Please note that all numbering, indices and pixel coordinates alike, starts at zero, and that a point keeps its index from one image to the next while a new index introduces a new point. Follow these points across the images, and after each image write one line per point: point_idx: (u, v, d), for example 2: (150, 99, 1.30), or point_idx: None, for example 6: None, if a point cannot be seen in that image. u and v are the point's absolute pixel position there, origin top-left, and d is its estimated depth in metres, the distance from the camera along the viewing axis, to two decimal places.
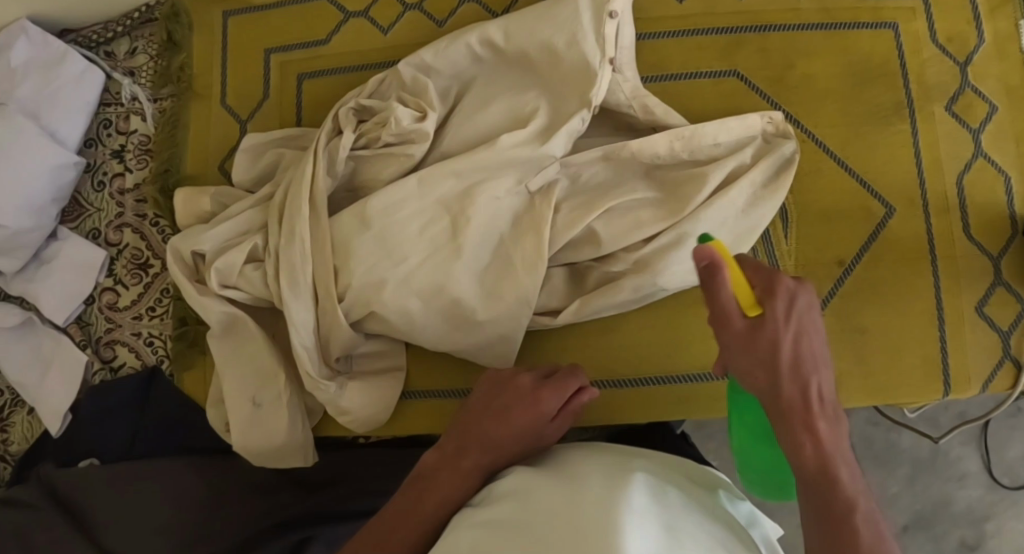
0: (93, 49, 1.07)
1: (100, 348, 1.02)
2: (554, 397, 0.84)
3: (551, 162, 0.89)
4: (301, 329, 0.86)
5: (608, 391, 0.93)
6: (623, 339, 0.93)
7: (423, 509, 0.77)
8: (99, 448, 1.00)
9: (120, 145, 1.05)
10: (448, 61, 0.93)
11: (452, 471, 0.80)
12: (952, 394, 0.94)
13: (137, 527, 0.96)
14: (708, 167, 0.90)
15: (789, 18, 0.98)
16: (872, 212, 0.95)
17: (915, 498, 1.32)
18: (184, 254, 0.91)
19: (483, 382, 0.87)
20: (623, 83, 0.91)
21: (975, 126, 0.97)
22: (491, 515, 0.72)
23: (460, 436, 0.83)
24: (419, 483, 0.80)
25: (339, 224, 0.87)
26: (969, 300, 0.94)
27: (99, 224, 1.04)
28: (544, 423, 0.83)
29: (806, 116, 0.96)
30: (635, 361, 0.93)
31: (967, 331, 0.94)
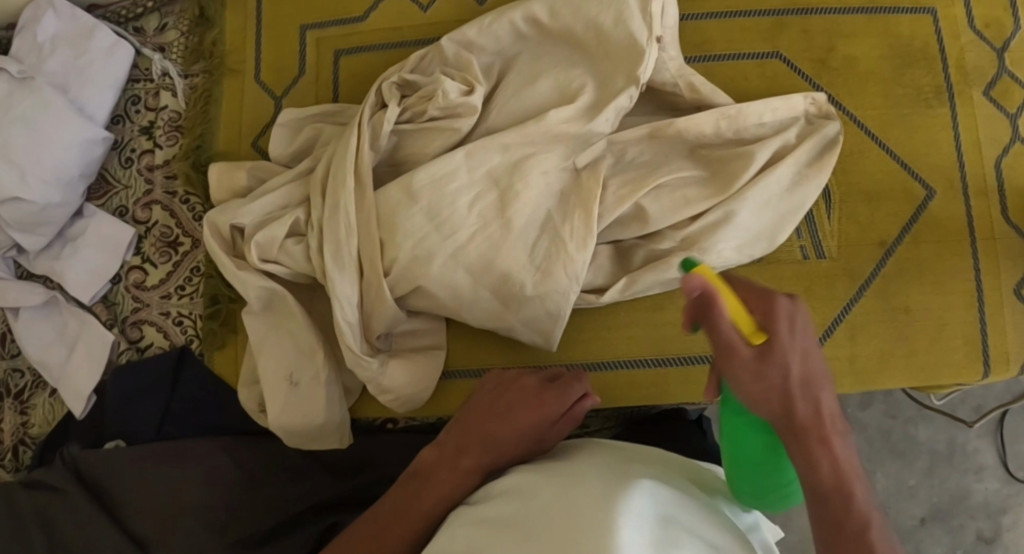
0: (121, 25, 1.05)
1: (126, 327, 1.00)
2: (555, 403, 0.82)
3: (598, 140, 0.88)
4: (345, 304, 0.85)
5: (653, 371, 0.92)
6: (667, 317, 0.92)
7: (416, 510, 0.77)
8: (126, 430, 0.97)
9: (149, 122, 1.02)
10: (492, 38, 0.92)
11: (449, 471, 0.79)
12: (991, 376, 0.94)
13: (167, 509, 0.93)
14: (754, 146, 0.89)
15: (830, 2, 0.98)
16: (912, 194, 0.95)
17: (932, 490, 1.31)
18: (222, 228, 0.89)
19: (485, 385, 0.86)
20: (668, 61, 0.91)
21: (1011, 111, 0.98)
22: (485, 516, 0.71)
23: (461, 437, 0.81)
24: (417, 482, 0.79)
25: (385, 197, 0.86)
26: (1008, 283, 0.95)
27: (127, 201, 1.02)
28: (543, 427, 0.81)
29: (846, 98, 0.96)
30: (679, 340, 0.92)
31: (1007, 314, 0.94)
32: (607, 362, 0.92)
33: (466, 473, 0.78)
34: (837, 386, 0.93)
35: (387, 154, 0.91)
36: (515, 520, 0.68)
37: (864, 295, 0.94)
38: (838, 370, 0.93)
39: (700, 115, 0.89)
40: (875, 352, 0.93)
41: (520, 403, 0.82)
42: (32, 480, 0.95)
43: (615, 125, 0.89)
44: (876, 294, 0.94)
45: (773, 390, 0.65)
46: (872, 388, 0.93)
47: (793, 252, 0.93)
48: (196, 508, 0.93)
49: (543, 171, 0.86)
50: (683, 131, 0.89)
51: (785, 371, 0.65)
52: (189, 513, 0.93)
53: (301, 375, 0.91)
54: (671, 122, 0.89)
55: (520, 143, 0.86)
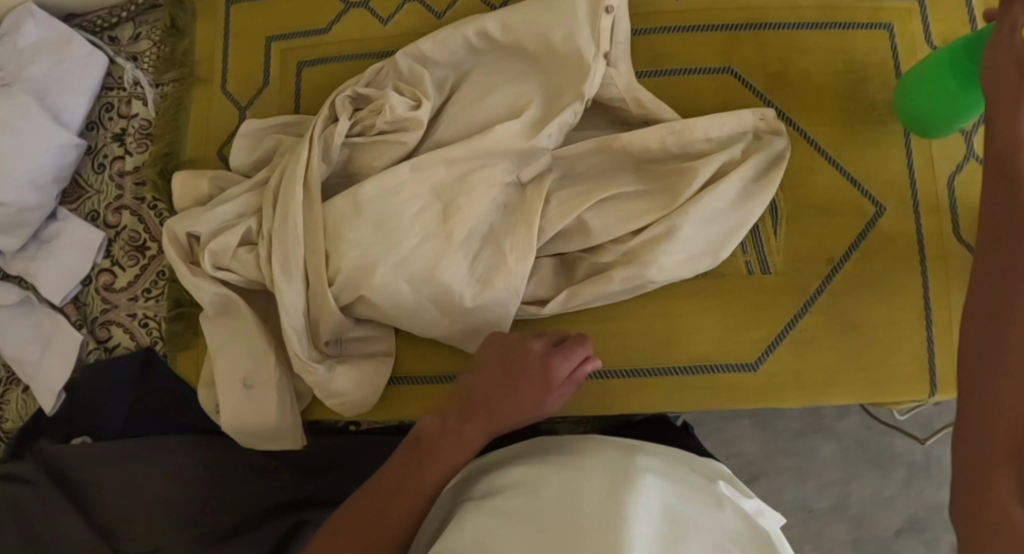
0: (97, 34, 1.09)
1: (95, 328, 1.04)
2: (559, 367, 0.82)
3: (543, 154, 0.90)
4: (291, 312, 0.88)
5: (597, 383, 0.93)
6: (611, 329, 0.93)
7: (416, 486, 0.78)
8: (92, 427, 1.01)
9: (121, 129, 1.06)
10: (446, 51, 0.93)
11: (450, 448, 0.79)
12: (939, 394, 0.94)
13: (128, 503, 0.97)
14: (698, 162, 0.90)
15: (786, 17, 0.98)
16: (862, 210, 0.95)
17: (909, 501, 1.34)
18: (178, 236, 0.92)
19: (490, 345, 0.85)
20: (617, 75, 0.92)
21: (967, 128, 0.98)
22: (496, 504, 0.72)
23: (464, 407, 0.82)
24: (419, 453, 0.80)
25: (333, 209, 0.88)
26: (959, 301, 0.94)
27: (99, 206, 1.05)
28: (544, 396, 0.81)
29: (798, 115, 0.97)
30: (622, 352, 0.93)
31: (957, 333, 0.94)
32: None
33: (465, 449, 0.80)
34: (785, 401, 0.93)
35: (341, 165, 0.93)
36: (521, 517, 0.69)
37: (810, 310, 0.94)
38: (786, 385, 0.93)
39: (645, 133, 0.90)
40: (823, 367, 0.93)
41: (523, 372, 0.82)
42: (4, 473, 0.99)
43: (560, 140, 0.91)
44: (822, 309, 0.94)
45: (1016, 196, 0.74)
46: (819, 403, 0.93)
47: (737, 268, 0.93)
48: (163, 503, 0.98)
49: (488, 184, 0.88)
50: (628, 146, 0.90)
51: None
52: (156, 508, 0.97)
53: (253, 378, 0.93)
54: (617, 138, 0.90)
55: (465, 158, 0.88)
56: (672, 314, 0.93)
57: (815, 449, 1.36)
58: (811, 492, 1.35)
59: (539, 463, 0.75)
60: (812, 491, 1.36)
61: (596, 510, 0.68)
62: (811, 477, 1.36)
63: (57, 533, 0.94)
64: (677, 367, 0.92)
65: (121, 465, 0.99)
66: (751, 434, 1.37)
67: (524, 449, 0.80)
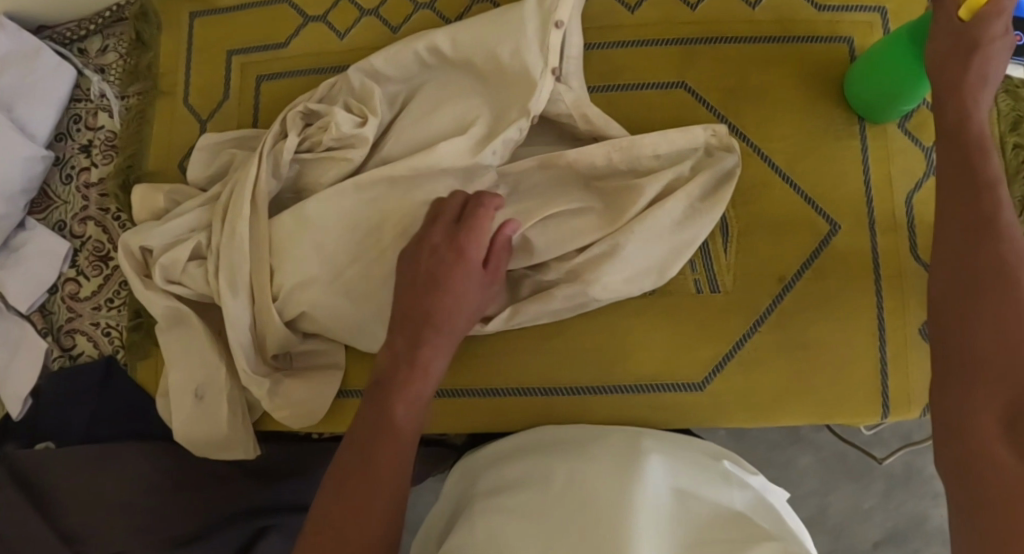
0: (66, 46, 1.10)
1: (60, 336, 1.06)
2: (480, 243, 0.84)
3: (487, 171, 0.90)
4: (236, 326, 0.89)
5: (543, 400, 0.94)
6: (557, 347, 0.94)
7: (392, 428, 0.77)
8: (56, 433, 1.03)
9: (87, 141, 1.08)
10: (397, 66, 0.93)
11: (414, 382, 0.80)
12: (892, 416, 0.93)
13: (88, 508, 0.99)
14: (644, 180, 0.89)
15: (743, 30, 0.97)
16: (815, 227, 0.94)
17: (889, 515, 1.32)
18: (133, 249, 0.94)
19: (405, 251, 0.85)
20: (566, 92, 0.91)
21: (927, 144, 0.96)
22: (509, 504, 0.80)
23: (410, 324, 0.82)
24: (381, 394, 0.80)
25: (279, 225, 0.89)
26: (914, 321, 0.93)
27: (65, 216, 1.07)
28: (475, 275, 0.84)
29: (753, 131, 0.95)
30: (568, 370, 0.93)
31: (911, 353, 0.93)
32: (498, 388, 0.94)
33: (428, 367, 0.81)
34: (733, 420, 0.93)
35: (293, 180, 0.94)
36: (527, 507, 0.79)
37: (760, 329, 0.93)
38: (735, 403, 0.93)
39: (591, 150, 0.90)
40: (773, 386, 0.92)
41: (449, 265, 0.83)
42: None
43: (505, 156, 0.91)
44: (772, 329, 0.93)
45: (971, 219, 0.73)
46: (767, 423, 0.93)
47: (685, 285, 0.93)
48: (123, 506, 0.99)
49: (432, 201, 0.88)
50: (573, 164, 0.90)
51: (984, 171, 0.75)
52: (117, 510, 0.99)
53: (204, 386, 0.95)
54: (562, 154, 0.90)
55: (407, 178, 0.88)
56: (619, 333, 0.93)
57: (794, 460, 1.34)
58: None
59: (546, 465, 0.83)
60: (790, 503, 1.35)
61: (606, 487, 0.78)
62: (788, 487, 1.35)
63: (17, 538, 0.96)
64: (623, 385, 0.93)
65: (81, 470, 1.00)
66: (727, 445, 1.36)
67: (534, 441, 0.90)
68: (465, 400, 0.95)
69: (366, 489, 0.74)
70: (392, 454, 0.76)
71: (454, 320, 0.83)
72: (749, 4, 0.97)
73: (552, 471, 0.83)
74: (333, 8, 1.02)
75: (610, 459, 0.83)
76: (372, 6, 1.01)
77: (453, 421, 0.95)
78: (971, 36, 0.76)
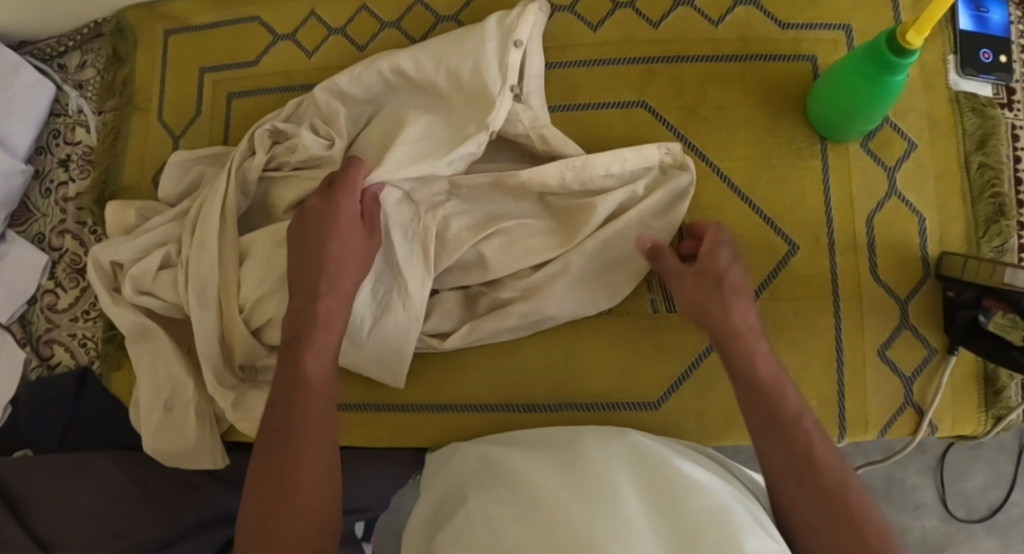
0: (47, 62, 1.12)
1: (39, 346, 1.09)
2: (346, 193, 0.86)
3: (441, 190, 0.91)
4: (202, 342, 0.92)
5: (500, 416, 0.95)
6: (512, 365, 0.95)
7: (313, 399, 0.80)
8: (33, 441, 1.06)
9: (65, 155, 1.10)
10: (361, 85, 0.94)
11: (319, 341, 0.82)
12: (848, 437, 0.93)
13: (64, 514, 1.01)
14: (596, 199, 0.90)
15: (705, 49, 0.97)
16: (773, 248, 0.94)
17: None
18: (103, 263, 0.96)
19: (290, 222, 0.89)
20: (524, 112, 0.92)
21: (891, 164, 0.95)
22: (492, 502, 0.77)
23: (301, 289, 0.84)
24: (290, 355, 0.82)
25: (246, 244, 0.92)
26: (872, 342, 0.93)
27: (44, 229, 1.10)
28: (352, 220, 0.86)
29: (713, 149, 0.96)
30: (524, 387, 0.95)
31: (868, 374, 0.93)
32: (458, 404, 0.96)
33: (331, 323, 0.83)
34: (689, 440, 0.94)
35: (258, 199, 0.97)
36: (527, 494, 0.77)
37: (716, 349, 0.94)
38: (691, 422, 0.94)
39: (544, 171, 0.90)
40: (728, 405, 0.93)
41: (323, 220, 0.86)
42: None
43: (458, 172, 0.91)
44: None
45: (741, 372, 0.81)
46: (722, 442, 0.94)
47: (642, 304, 0.94)
48: (93, 515, 1.01)
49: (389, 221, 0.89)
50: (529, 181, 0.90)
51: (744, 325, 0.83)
52: (86, 520, 1.01)
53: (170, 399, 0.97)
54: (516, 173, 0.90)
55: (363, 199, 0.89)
56: (575, 351, 0.94)
57: None
58: None
59: (537, 463, 0.81)
60: None
61: (617, 482, 0.77)
62: None
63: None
64: (579, 403, 0.94)
65: (54, 478, 1.03)
66: None
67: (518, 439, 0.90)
68: (425, 416, 0.96)
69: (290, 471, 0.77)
70: (320, 427, 0.79)
71: (341, 266, 0.85)
72: (713, 22, 0.98)
73: (552, 463, 0.81)
74: (303, 26, 1.03)
75: (612, 455, 0.81)
76: (341, 24, 1.03)
77: (412, 436, 0.97)
78: (706, 270, 0.86)
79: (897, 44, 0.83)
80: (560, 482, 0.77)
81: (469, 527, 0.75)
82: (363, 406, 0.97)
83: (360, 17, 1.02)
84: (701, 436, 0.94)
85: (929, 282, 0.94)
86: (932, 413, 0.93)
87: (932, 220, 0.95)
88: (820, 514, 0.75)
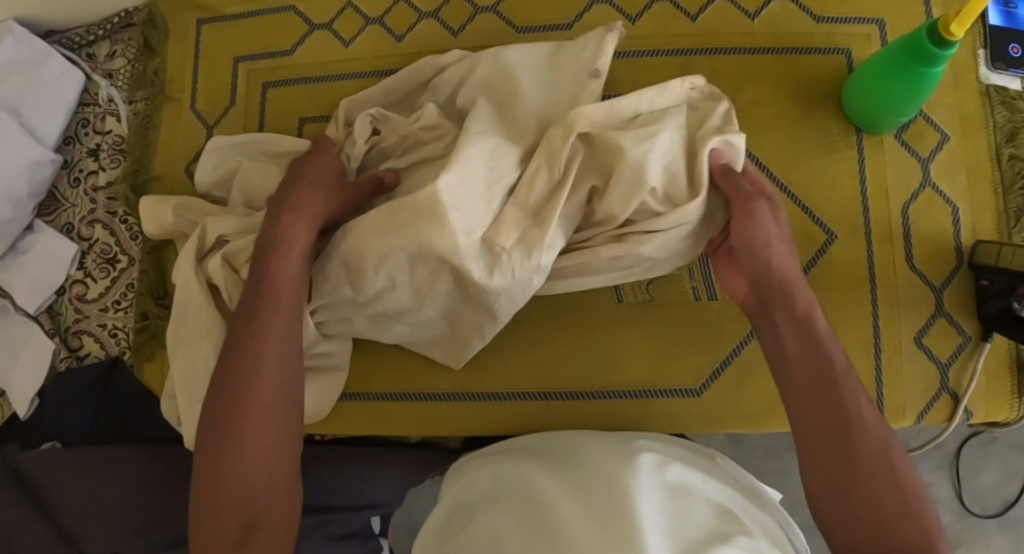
0: (76, 51, 1.12)
1: (67, 336, 1.08)
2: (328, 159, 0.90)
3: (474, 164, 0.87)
4: None
5: (541, 403, 0.96)
6: (551, 353, 0.96)
7: (265, 363, 0.81)
8: (61, 433, 1.05)
9: (95, 145, 1.09)
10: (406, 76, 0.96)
11: (274, 303, 0.83)
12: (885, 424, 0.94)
13: (91, 506, 1.00)
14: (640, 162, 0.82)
15: (741, 42, 0.98)
16: (810, 237, 0.95)
17: None
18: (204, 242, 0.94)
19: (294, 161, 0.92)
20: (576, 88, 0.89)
21: (924, 155, 0.97)
22: (503, 512, 0.81)
23: (266, 228, 0.85)
24: (248, 318, 0.82)
25: None
26: (908, 330, 0.95)
27: (73, 219, 1.09)
28: (326, 170, 0.89)
29: (751, 140, 0.96)
30: (564, 374, 0.95)
31: (904, 362, 0.95)
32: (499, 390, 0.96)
33: (285, 286, 0.83)
34: (729, 429, 0.94)
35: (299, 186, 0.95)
36: (536, 505, 0.80)
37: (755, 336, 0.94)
38: (731, 411, 0.94)
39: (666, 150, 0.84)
40: (767, 393, 0.94)
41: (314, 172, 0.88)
42: None
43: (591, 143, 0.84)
44: None
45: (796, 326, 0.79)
46: (760, 430, 0.95)
47: (683, 293, 0.94)
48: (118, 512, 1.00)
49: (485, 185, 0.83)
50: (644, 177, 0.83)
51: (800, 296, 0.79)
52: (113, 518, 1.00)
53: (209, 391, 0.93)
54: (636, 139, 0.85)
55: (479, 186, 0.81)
56: (613, 338, 0.95)
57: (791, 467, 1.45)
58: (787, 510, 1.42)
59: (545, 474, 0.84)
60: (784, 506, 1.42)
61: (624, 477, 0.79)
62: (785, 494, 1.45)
63: (23, 536, 0.98)
64: (620, 390, 0.94)
65: (81, 470, 1.02)
66: (725, 449, 1.45)
67: (526, 445, 0.92)
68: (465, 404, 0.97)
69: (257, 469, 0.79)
70: (268, 396, 0.81)
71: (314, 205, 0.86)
72: (748, 15, 0.99)
73: (561, 473, 0.84)
74: (339, 16, 1.03)
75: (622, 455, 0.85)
76: (378, 15, 1.03)
77: (449, 424, 0.97)
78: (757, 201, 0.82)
79: (937, 35, 0.85)
80: (569, 490, 0.80)
81: (479, 538, 0.79)
82: (402, 394, 0.98)
83: (397, 8, 1.02)
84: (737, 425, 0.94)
85: (962, 271, 0.96)
86: (967, 400, 0.95)
87: (965, 211, 0.96)
88: (848, 509, 0.73)
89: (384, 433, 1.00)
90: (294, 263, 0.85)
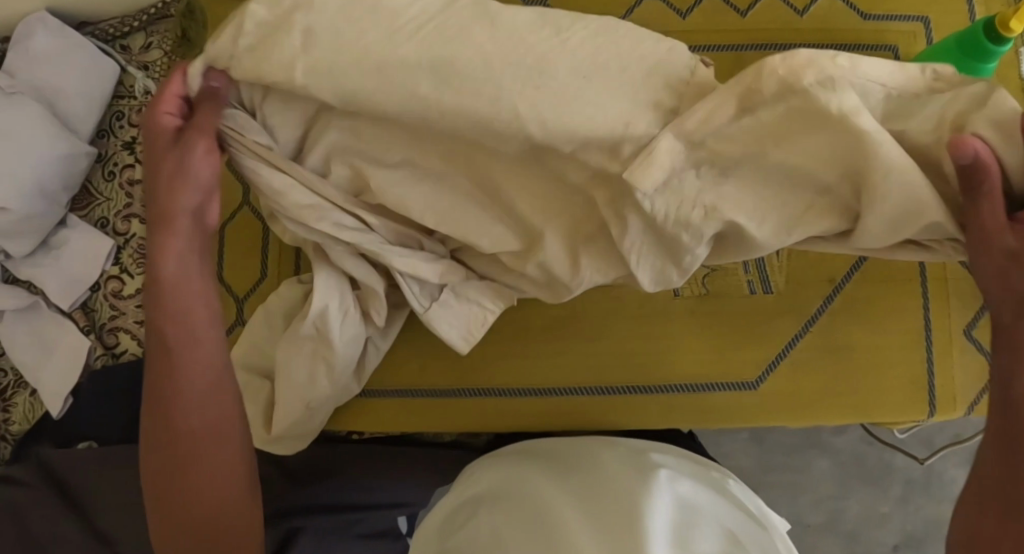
0: (109, 42, 1.09)
1: (104, 333, 1.05)
2: (163, 113, 0.74)
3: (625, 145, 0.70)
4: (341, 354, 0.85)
5: (597, 397, 0.94)
6: (610, 347, 0.94)
7: (182, 383, 0.74)
8: (98, 432, 1.03)
9: (131, 138, 1.07)
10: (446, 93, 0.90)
11: (171, 310, 0.74)
12: (937, 415, 0.94)
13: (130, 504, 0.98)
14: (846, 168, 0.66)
15: (791, 37, 0.99)
16: None
17: (906, 518, 1.43)
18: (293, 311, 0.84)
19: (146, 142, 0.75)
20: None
21: None
22: (504, 518, 0.76)
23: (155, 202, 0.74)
24: (165, 318, 0.74)
25: None
26: (958, 321, 0.95)
27: (108, 213, 1.07)
28: (167, 128, 0.74)
29: None
30: (622, 369, 0.94)
31: (956, 353, 0.94)
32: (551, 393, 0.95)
33: (187, 307, 0.74)
34: (783, 421, 0.94)
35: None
36: (534, 508, 0.76)
37: (811, 329, 0.94)
38: (785, 404, 0.93)
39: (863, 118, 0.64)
40: (820, 386, 0.93)
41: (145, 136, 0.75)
42: (8, 475, 1.02)
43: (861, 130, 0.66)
44: (822, 330, 0.94)
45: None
46: (815, 423, 0.94)
47: (740, 286, 0.94)
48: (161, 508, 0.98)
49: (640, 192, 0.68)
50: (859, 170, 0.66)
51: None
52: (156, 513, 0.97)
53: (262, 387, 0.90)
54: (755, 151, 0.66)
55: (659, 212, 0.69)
56: (670, 331, 0.94)
57: (810, 464, 1.43)
58: (807, 506, 1.43)
59: (555, 482, 0.80)
60: (806, 503, 1.44)
61: (624, 485, 0.75)
62: (805, 491, 1.43)
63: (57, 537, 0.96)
64: (683, 384, 0.93)
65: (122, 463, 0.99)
66: (747, 449, 1.43)
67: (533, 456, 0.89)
68: (519, 400, 0.95)
69: (193, 476, 0.74)
70: (198, 402, 0.75)
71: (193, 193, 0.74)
72: (797, 12, 0.99)
73: (560, 482, 0.80)
74: None
75: (639, 466, 0.81)
76: None
77: (503, 420, 0.95)
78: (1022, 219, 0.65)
79: (994, 33, 0.86)
80: (581, 498, 0.75)
81: (476, 542, 0.74)
82: (453, 391, 0.95)
83: None
84: (789, 419, 0.93)
85: None
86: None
87: None
88: None
89: (429, 429, 0.98)
90: (195, 284, 0.75)
